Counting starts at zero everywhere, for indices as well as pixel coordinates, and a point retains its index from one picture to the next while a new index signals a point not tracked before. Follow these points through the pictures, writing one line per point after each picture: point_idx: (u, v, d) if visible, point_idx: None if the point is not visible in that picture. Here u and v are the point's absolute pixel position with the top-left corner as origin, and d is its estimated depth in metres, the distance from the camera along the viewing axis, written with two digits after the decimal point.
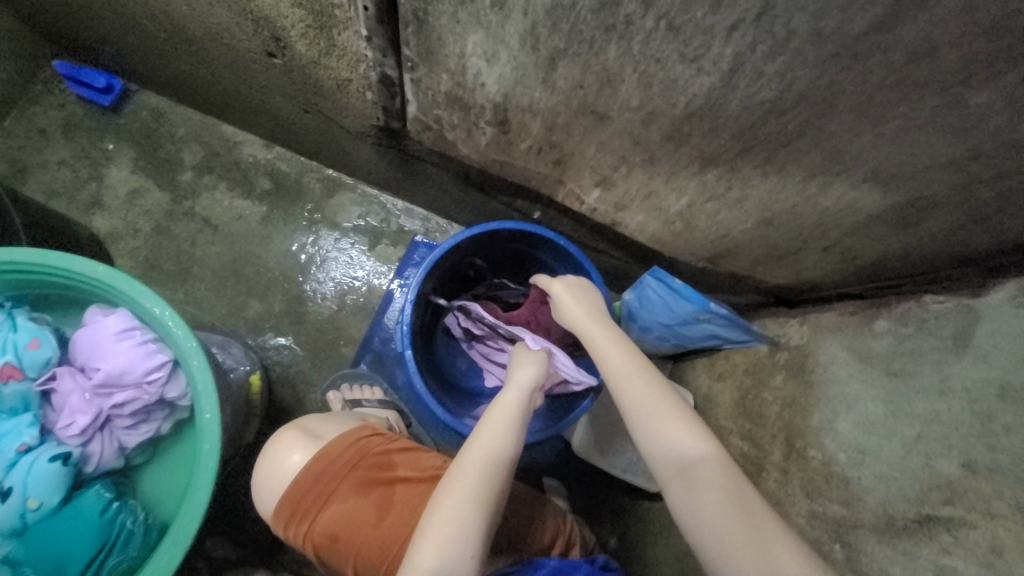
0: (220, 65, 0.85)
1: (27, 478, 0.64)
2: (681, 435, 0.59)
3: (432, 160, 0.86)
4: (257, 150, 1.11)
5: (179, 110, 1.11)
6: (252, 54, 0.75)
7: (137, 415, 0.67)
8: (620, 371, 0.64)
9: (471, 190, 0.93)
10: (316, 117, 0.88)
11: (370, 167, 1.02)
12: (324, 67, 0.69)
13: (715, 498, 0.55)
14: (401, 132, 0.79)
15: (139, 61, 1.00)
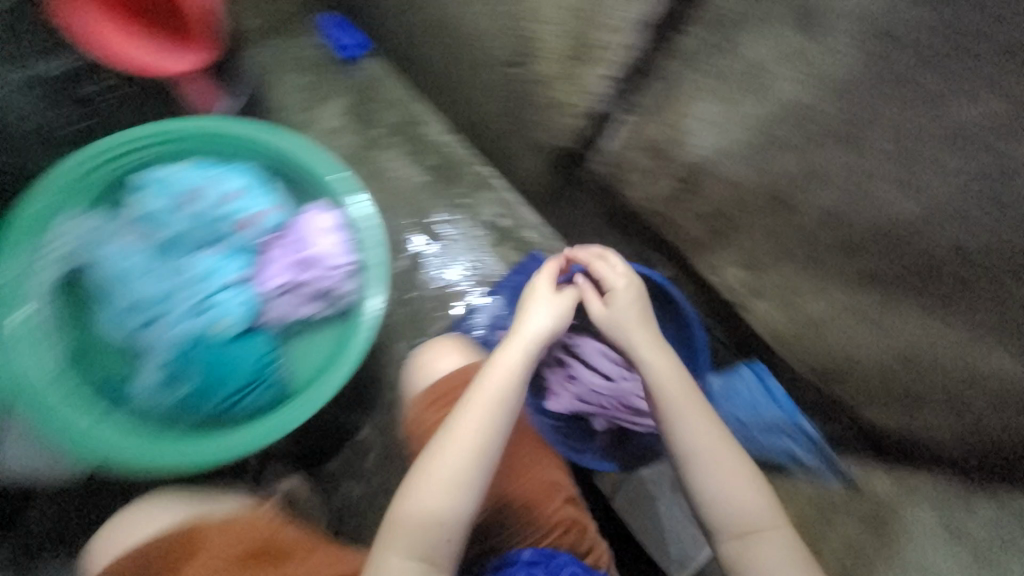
0: (461, 60, 1.01)
1: (229, 305, 0.72)
2: (740, 494, 0.62)
3: (594, 191, 0.95)
4: (435, 131, 1.26)
5: (386, 76, 1.27)
6: (485, 56, 0.86)
7: (318, 294, 0.76)
8: (674, 411, 0.65)
9: (610, 228, 1.01)
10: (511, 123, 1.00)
11: (526, 179, 1.13)
12: (551, 86, 0.80)
13: (761, 559, 0.60)
14: (582, 159, 0.89)
15: (394, 34, 1.21)
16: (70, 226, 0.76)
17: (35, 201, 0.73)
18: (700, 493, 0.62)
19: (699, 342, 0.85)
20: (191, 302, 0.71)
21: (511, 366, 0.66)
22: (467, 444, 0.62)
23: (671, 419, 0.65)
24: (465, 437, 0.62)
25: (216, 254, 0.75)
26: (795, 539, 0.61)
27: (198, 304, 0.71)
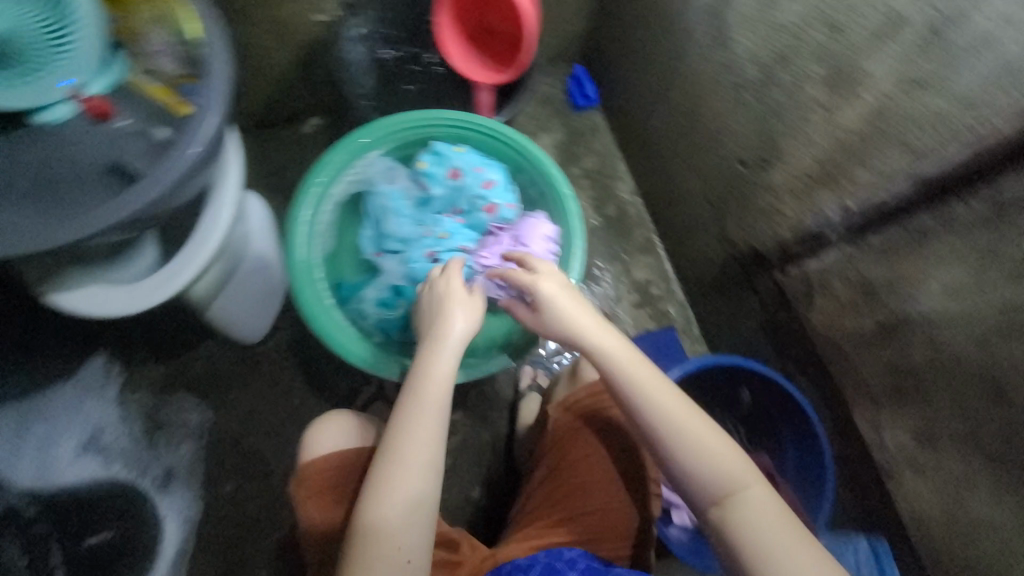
0: (681, 140, 1.07)
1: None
2: (706, 468, 0.64)
3: (766, 299, 0.96)
4: (625, 189, 1.35)
5: (602, 126, 1.39)
6: (723, 152, 0.94)
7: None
8: (631, 385, 0.68)
9: (765, 338, 1.00)
10: (710, 210, 1.05)
11: (695, 261, 1.17)
12: (777, 196, 0.84)
13: (745, 535, 0.61)
14: (770, 266, 0.91)
15: (614, 92, 1.29)
16: (368, 160, 0.85)
17: (357, 135, 0.82)
18: (678, 471, 0.66)
19: (827, 474, 0.81)
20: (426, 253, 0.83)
21: (428, 387, 0.66)
22: (430, 396, 0.66)
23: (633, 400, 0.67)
24: (436, 400, 0.66)
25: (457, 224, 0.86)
26: (789, 521, 0.62)
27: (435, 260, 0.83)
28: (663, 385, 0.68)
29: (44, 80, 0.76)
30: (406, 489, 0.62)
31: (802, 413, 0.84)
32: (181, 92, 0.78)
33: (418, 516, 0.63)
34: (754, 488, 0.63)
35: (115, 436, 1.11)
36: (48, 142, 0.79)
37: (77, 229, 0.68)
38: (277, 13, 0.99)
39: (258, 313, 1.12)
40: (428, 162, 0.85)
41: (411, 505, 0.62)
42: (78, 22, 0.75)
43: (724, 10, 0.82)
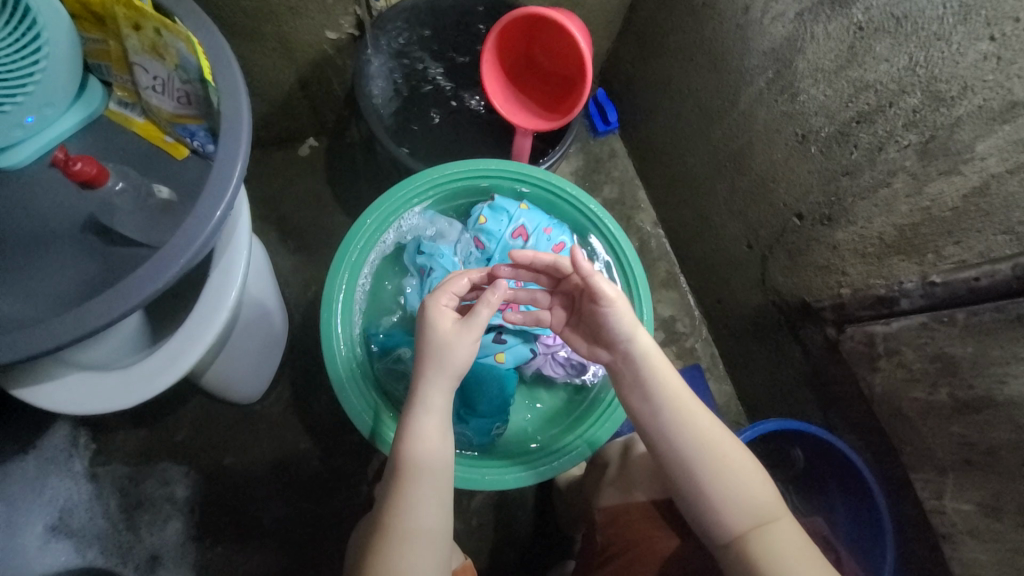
0: (718, 178, 1.01)
1: (517, 353, 0.77)
2: (733, 489, 0.62)
3: (810, 354, 0.91)
4: (646, 220, 1.27)
5: (621, 153, 1.31)
6: (775, 200, 0.88)
7: (577, 370, 0.80)
8: (682, 411, 0.65)
9: (807, 391, 0.96)
10: (750, 255, 0.99)
11: (725, 303, 1.11)
12: (840, 255, 0.80)
13: (769, 560, 0.58)
14: (819, 323, 0.87)
15: (639, 121, 1.22)
16: (411, 215, 0.78)
17: (400, 190, 0.75)
18: (704, 495, 0.62)
19: (885, 526, 0.78)
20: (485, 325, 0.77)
21: (439, 381, 0.63)
22: (440, 417, 0.64)
23: (670, 419, 0.64)
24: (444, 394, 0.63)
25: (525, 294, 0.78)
26: (808, 546, 0.59)
27: (494, 336, 0.77)
28: (697, 404, 0.65)
29: (9, 117, 0.61)
30: (428, 486, 0.60)
31: (847, 460, 0.83)
32: (182, 135, 0.68)
33: (437, 506, 0.60)
34: (776, 511, 0.61)
35: (89, 517, 0.96)
36: (9, 192, 0.66)
37: (58, 330, 0.52)
38: (284, 31, 0.86)
39: (257, 370, 0.98)
40: (484, 219, 0.79)
41: (431, 491, 0.60)
42: (51, 53, 0.60)
43: (792, 58, 0.77)
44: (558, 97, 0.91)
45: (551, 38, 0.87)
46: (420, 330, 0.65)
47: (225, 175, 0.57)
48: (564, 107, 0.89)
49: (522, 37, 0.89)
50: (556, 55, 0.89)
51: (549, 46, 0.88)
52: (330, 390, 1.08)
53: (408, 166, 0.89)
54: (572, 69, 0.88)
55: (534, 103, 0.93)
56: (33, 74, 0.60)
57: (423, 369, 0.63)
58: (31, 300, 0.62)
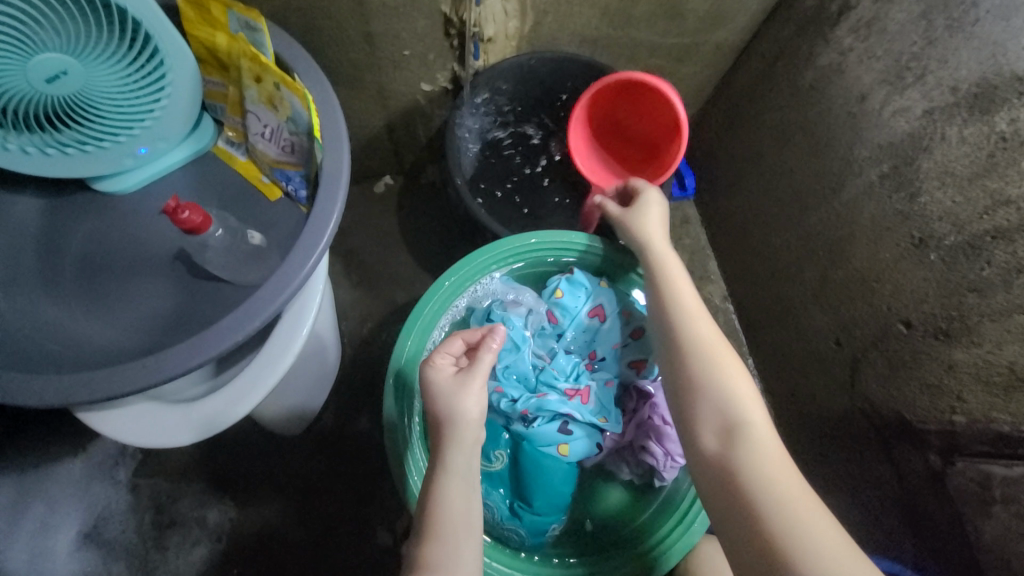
0: (805, 266, 0.93)
1: (583, 447, 0.71)
2: (723, 391, 0.62)
3: (903, 481, 0.79)
4: (714, 294, 1.18)
5: (693, 220, 1.24)
6: (879, 302, 0.80)
7: (644, 469, 0.73)
8: (695, 327, 0.67)
9: (894, 523, 0.83)
10: (838, 354, 0.88)
11: (796, 401, 1.00)
12: (957, 377, 0.71)
13: (750, 467, 0.57)
14: (920, 448, 0.76)
15: (716, 191, 1.16)
16: (488, 279, 0.77)
17: (481, 255, 0.75)
18: (706, 410, 0.62)
19: None
20: (551, 412, 0.70)
21: (454, 440, 0.61)
22: (464, 492, 0.60)
23: (681, 337, 0.66)
24: (463, 458, 0.61)
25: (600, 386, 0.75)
26: (800, 479, 0.57)
27: (559, 425, 0.70)
28: (713, 332, 0.67)
29: (121, 148, 0.64)
30: (457, 564, 0.56)
31: None
32: (279, 178, 0.69)
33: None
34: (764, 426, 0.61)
35: (121, 529, 0.96)
36: (109, 214, 0.69)
37: (138, 373, 0.53)
38: (382, 81, 0.89)
39: (307, 402, 0.97)
40: (561, 294, 0.76)
41: (462, 564, 0.56)
42: (172, 92, 0.63)
43: (916, 157, 0.72)
44: (644, 163, 0.89)
45: (645, 104, 0.85)
46: (428, 394, 0.63)
47: (319, 231, 0.58)
48: (648, 173, 0.88)
49: (614, 98, 0.87)
50: (645, 121, 0.87)
51: (640, 110, 0.86)
52: (370, 434, 1.05)
53: (484, 222, 0.88)
54: (662, 136, 0.85)
55: (615, 163, 0.92)
56: (152, 111, 0.63)
57: (441, 436, 0.61)
58: (112, 326, 0.64)
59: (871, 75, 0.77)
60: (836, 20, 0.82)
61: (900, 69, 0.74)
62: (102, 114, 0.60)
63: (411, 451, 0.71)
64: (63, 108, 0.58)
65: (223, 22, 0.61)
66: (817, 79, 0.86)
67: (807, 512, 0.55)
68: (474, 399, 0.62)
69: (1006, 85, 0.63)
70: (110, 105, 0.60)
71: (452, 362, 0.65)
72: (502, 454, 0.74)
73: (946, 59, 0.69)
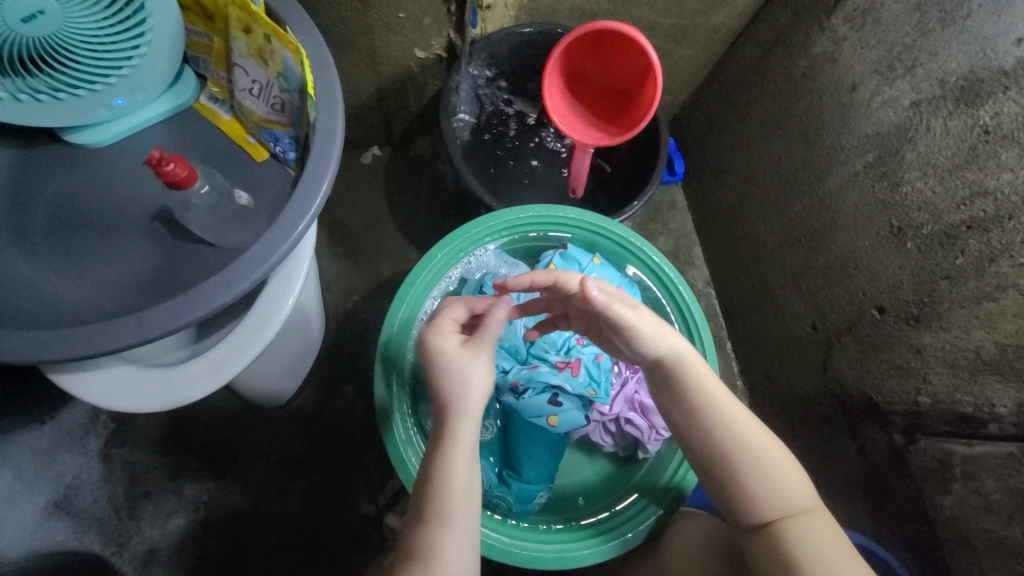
0: (788, 252, 0.95)
1: (573, 418, 0.73)
2: (770, 483, 0.62)
3: (869, 457, 0.84)
4: (698, 278, 1.21)
5: (682, 205, 1.25)
6: (857, 288, 0.83)
7: (629, 441, 0.77)
8: (716, 404, 0.65)
9: (858, 497, 0.87)
10: (814, 339, 0.92)
11: (774, 382, 1.04)
12: (924, 360, 0.75)
13: (809, 562, 0.59)
14: (886, 427, 0.80)
15: (705, 177, 1.17)
16: (482, 252, 0.77)
17: (475, 227, 0.75)
18: (740, 489, 0.63)
19: None
20: (543, 384, 0.73)
21: (460, 410, 0.60)
22: (469, 457, 0.60)
23: (702, 414, 0.65)
24: (465, 426, 0.60)
25: (590, 360, 0.76)
26: (825, 522, 0.62)
27: (550, 397, 0.73)
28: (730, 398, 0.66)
29: (97, 97, 0.60)
30: (456, 526, 0.57)
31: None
32: (266, 138, 0.67)
33: (468, 541, 0.58)
34: (809, 504, 0.62)
35: (94, 499, 0.94)
36: (83, 168, 0.65)
37: (119, 333, 0.51)
38: (375, 45, 0.86)
39: (290, 372, 0.95)
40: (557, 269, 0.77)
41: (460, 525, 0.58)
42: (152, 39, 0.59)
43: (901, 147, 0.75)
44: (618, 110, 0.90)
45: (616, 53, 0.85)
46: (430, 366, 0.62)
47: (311, 194, 0.56)
48: (622, 123, 0.89)
49: (584, 49, 0.87)
50: (616, 71, 0.88)
51: (610, 59, 0.87)
52: (353, 407, 1.05)
53: (476, 196, 0.87)
54: (636, 81, 0.86)
55: (588, 116, 0.92)
56: (130, 59, 0.59)
57: (446, 408, 0.60)
58: (87, 285, 0.61)
59: (864, 65, 0.79)
60: (832, 8, 0.83)
61: (891, 60, 0.75)
62: (78, 59, 0.56)
63: (401, 419, 0.71)
64: (35, 51, 0.54)
65: None
66: (811, 67, 0.87)
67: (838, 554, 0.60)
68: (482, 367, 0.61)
69: (993, 79, 0.65)
70: (85, 48, 0.56)
71: (455, 333, 0.64)
72: (491, 424, 0.78)
73: (937, 52, 0.70)
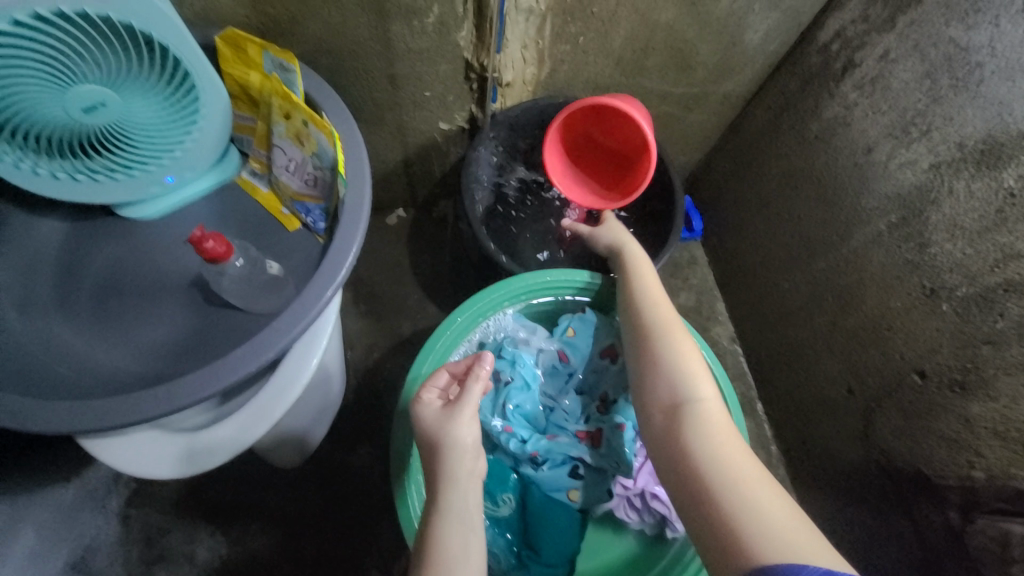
0: (815, 311, 0.92)
1: (594, 492, 0.72)
2: (720, 439, 0.59)
3: (922, 538, 0.77)
4: (723, 335, 1.17)
5: (703, 261, 1.24)
6: (892, 351, 0.79)
7: (654, 518, 0.71)
8: (680, 357, 0.66)
9: None
10: (851, 402, 0.87)
11: (812, 448, 0.98)
12: (973, 431, 0.70)
13: (696, 436, 0.59)
14: (939, 503, 0.74)
15: (724, 235, 1.17)
16: (501, 315, 0.78)
17: (493, 291, 0.76)
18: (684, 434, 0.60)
19: None
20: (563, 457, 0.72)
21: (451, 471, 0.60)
22: (460, 528, 0.57)
23: (663, 360, 0.66)
24: (460, 492, 0.59)
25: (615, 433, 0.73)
26: (779, 495, 0.54)
27: (570, 469, 0.72)
28: (699, 362, 0.66)
29: (149, 176, 0.66)
30: None
31: None
32: (299, 210, 0.71)
33: None
34: (719, 415, 0.62)
35: (108, 561, 0.93)
36: (130, 239, 0.70)
37: (148, 405, 0.52)
38: (402, 120, 0.92)
39: (309, 433, 0.95)
40: (579, 336, 0.78)
41: None
42: (203, 126, 0.65)
43: (923, 208, 0.74)
44: (619, 172, 0.94)
45: (614, 122, 0.89)
46: (421, 432, 0.63)
47: (337, 264, 0.59)
48: (621, 189, 0.92)
49: (586, 121, 0.92)
50: (615, 136, 0.91)
51: (611, 128, 0.90)
52: (370, 470, 1.03)
53: (496, 258, 0.89)
54: (634, 149, 0.89)
55: (592, 182, 0.95)
56: (183, 142, 0.65)
57: (439, 476, 0.60)
58: (124, 350, 0.64)
59: (877, 129, 0.80)
60: (840, 76, 0.86)
61: (905, 124, 0.76)
62: (135, 144, 0.62)
63: (412, 490, 0.69)
64: (94, 137, 0.59)
65: (258, 62, 0.64)
66: (824, 129, 0.88)
67: (786, 525, 0.51)
68: (467, 431, 0.61)
69: (1013, 142, 0.65)
70: (142, 134, 0.61)
71: (439, 394, 0.64)
72: (508, 498, 0.73)
73: (951, 116, 0.71)
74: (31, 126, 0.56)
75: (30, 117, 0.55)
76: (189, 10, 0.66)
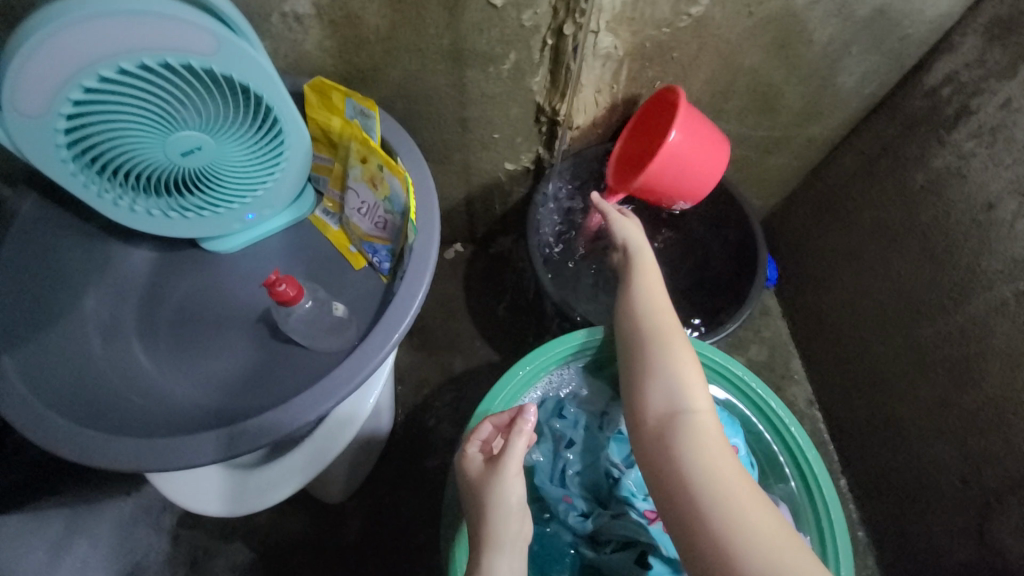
0: (918, 381, 0.81)
1: None
2: (714, 450, 0.54)
3: None
4: (800, 396, 1.06)
5: (777, 312, 1.14)
6: (1021, 439, 0.67)
7: None
8: (673, 360, 0.61)
9: None
10: (964, 492, 0.75)
11: (910, 538, 0.85)
12: None
13: (686, 446, 0.54)
14: None
15: (804, 285, 1.08)
16: (564, 370, 0.74)
17: (557, 345, 0.72)
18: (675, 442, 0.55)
19: None
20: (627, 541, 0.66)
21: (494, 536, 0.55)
22: None
23: (657, 362, 0.61)
24: (504, 565, 0.54)
25: None
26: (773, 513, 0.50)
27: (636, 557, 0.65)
28: (693, 364, 0.61)
29: (232, 214, 0.69)
30: None
31: None
32: (366, 250, 0.72)
33: None
34: (713, 424, 0.57)
35: None
36: (209, 272, 0.73)
37: (209, 446, 0.53)
38: (469, 160, 0.93)
39: (357, 469, 0.93)
40: None
41: None
42: (286, 167, 0.68)
43: None
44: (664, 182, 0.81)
45: None
46: (466, 488, 0.59)
47: (402, 311, 0.58)
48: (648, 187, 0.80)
49: None
50: None
51: None
52: (414, 511, 1.00)
53: (557, 303, 0.85)
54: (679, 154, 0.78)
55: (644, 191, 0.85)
56: (266, 181, 0.68)
57: (483, 544, 0.55)
58: (195, 384, 0.66)
59: (1001, 183, 0.70)
60: (953, 123, 0.77)
61: None
62: (223, 184, 0.65)
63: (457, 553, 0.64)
64: (187, 178, 0.63)
65: (340, 107, 0.66)
66: (932, 180, 0.79)
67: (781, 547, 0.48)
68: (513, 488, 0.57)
69: None
70: (231, 175, 0.64)
71: (481, 450, 0.61)
72: None
73: None
74: (132, 168, 0.59)
75: (133, 161, 0.58)
76: (283, 60, 0.70)
